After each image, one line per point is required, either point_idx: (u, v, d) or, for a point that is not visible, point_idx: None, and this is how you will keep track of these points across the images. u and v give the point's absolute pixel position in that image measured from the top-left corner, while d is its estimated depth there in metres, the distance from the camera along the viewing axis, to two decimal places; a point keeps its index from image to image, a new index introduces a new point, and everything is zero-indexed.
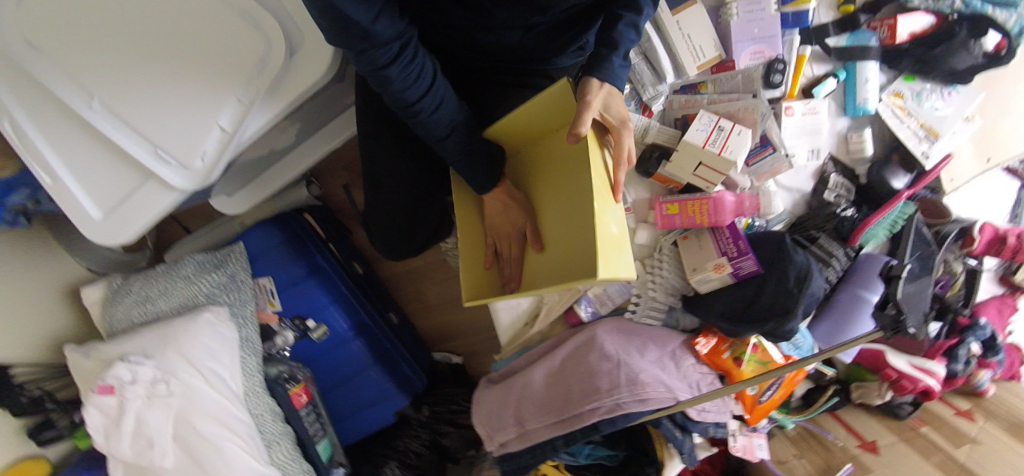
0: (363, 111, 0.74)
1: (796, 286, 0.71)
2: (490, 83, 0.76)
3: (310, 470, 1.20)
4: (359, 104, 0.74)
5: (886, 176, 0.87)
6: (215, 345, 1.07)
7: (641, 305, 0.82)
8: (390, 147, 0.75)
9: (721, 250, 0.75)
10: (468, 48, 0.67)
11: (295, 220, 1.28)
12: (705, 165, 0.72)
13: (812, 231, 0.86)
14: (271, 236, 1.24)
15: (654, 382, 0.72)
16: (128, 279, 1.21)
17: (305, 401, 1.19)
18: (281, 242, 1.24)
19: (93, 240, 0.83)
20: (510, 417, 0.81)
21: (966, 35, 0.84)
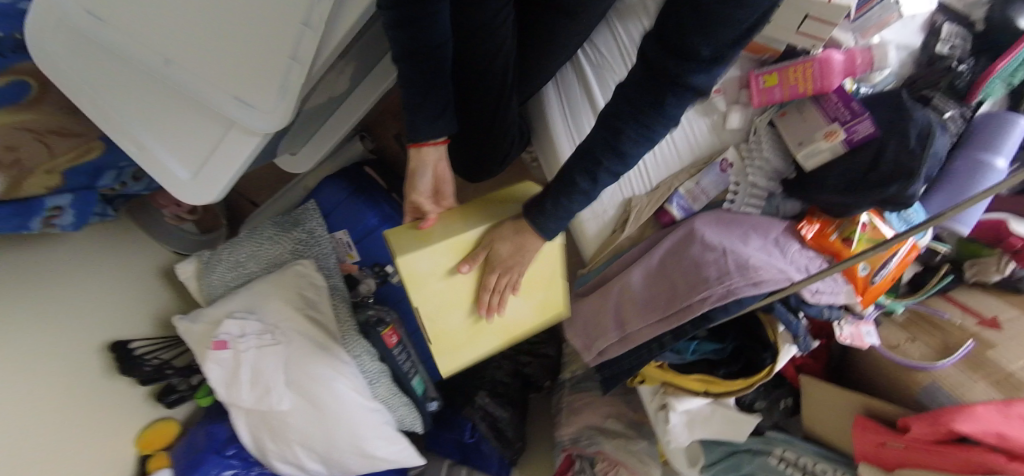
0: None
1: (919, 145, 0.64)
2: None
3: (410, 403, 1.23)
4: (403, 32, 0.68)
5: (1010, 14, 0.76)
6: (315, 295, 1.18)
7: (741, 191, 0.77)
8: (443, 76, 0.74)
9: (830, 117, 0.70)
10: None
11: (360, 176, 1.34)
12: (812, 17, 0.64)
13: (926, 92, 0.77)
14: (340, 190, 1.32)
15: (765, 265, 0.69)
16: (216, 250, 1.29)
17: (396, 341, 1.16)
18: (349, 195, 1.31)
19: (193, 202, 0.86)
20: (611, 322, 0.81)
21: None
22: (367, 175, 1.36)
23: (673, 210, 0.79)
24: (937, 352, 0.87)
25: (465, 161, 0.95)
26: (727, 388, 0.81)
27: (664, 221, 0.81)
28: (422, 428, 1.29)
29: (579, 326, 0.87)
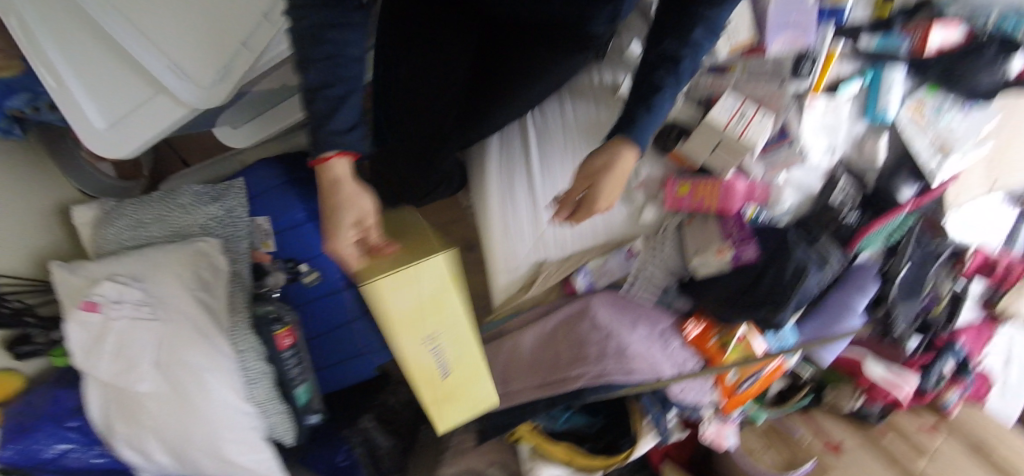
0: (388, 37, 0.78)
1: (793, 279, 0.73)
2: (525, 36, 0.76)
3: (287, 411, 1.18)
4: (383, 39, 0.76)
5: (896, 182, 0.87)
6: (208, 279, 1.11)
7: (638, 281, 0.82)
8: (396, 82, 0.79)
9: (725, 234, 0.75)
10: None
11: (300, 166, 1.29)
12: (724, 145, 0.72)
13: (814, 232, 0.84)
14: (274, 176, 1.24)
15: (640, 356, 0.73)
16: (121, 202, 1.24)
17: (289, 344, 1.12)
18: (283, 183, 1.23)
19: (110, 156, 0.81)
20: (495, 376, 0.83)
21: (995, 53, 0.82)
22: (309, 167, 1.31)
23: (577, 282, 0.84)
24: (783, 464, 0.95)
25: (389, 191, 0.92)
26: (589, 463, 0.82)
27: (566, 290, 0.86)
28: (293, 440, 1.23)
29: None
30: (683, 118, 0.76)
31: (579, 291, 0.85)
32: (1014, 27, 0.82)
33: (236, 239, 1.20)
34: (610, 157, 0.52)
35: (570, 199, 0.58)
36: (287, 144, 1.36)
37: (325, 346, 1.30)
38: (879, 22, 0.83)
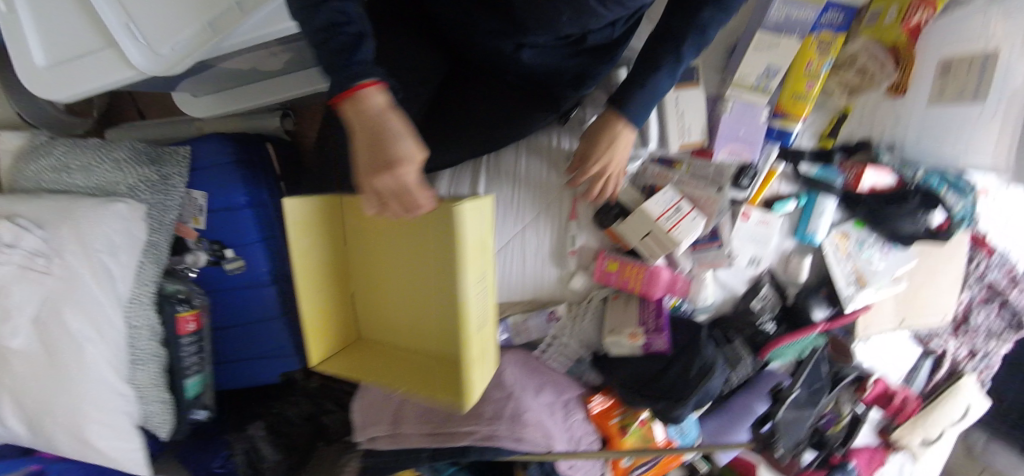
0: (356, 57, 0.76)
1: (696, 378, 0.74)
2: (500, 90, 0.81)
3: (169, 402, 1.11)
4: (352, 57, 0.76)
5: (810, 302, 0.92)
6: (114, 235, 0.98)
7: (553, 346, 0.83)
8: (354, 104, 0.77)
9: (641, 320, 0.77)
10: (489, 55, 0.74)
11: (256, 147, 1.20)
12: (653, 235, 0.74)
13: (731, 332, 0.91)
14: (223, 151, 1.14)
15: (535, 425, 0.71)
16: (53, 139, 1.12)
17: (191, 330, 1.10)
18: (233, 163, 1.14)
19: (38, 94, 0.76)
20: (389, 414, 0.79)
21: (916, 206, 0.86)
22: (267, 153, 1.23)
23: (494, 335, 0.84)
24: None
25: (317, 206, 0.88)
26: None
27: None
28: (167, 436, 1.13)
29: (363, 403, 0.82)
30: (625, 199, 0.79)
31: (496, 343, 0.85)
32: (936, 185, 0.89)
33: (164, 209, 1.09)
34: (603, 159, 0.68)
35: (576, 170, 0.69)
36: (251, 123, 1.29)
37: (229, 339, 1.21)
38: (823, 152, 0.87)
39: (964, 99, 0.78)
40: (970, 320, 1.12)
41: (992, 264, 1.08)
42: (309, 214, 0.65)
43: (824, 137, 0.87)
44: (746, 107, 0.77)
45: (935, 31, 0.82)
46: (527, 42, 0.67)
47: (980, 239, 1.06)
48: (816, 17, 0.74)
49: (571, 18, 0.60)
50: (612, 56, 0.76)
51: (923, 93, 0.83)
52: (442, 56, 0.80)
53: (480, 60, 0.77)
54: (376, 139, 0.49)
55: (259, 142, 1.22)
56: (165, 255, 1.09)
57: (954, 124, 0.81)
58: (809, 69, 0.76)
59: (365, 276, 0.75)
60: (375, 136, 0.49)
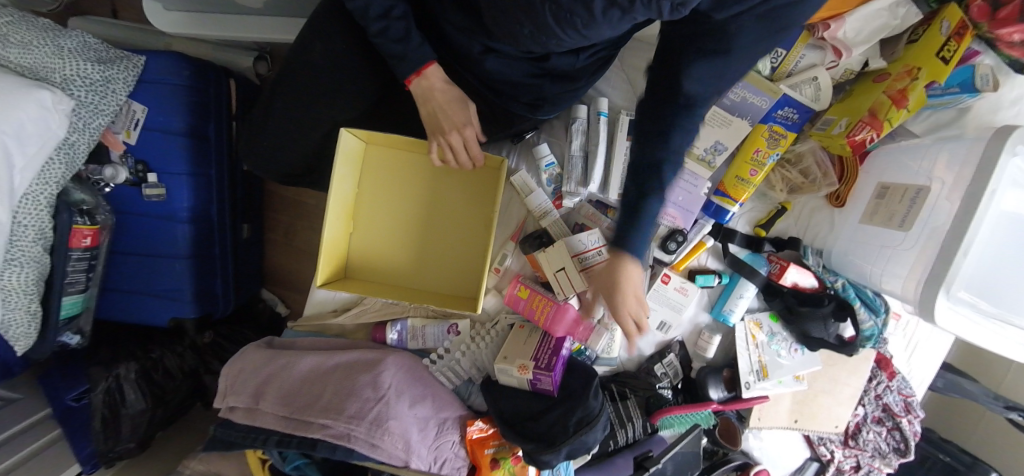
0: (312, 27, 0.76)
1: (573, 427, 0.72)
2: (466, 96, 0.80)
3: (37, 319, 0.94)
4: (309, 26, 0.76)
5: (709, 381, 0.92)
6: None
7: (445, 359, 0.82)
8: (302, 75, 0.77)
9: (535, 355, 0.76)
10: (465, 63, 0.74)
11: (214, 80, 1.07)
12: (568, 272, 0.76)
13: (627, 389, 0.90)
14: (176, 73, 1.01)
15: (397, 434, 0.67)
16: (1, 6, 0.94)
17: (84, 246, 0.96)
18: (183, 86, 1.01)
19: None
20: (252, 386, 0.74)
21: (831, 311, 0.88)
22: (224, 91, 1.10)
23: (389, 331, 0.84)
24: None
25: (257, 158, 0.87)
26: None
27: (375, 334, 0.85)
28: (23, 351, 0.96)
29: (230, 369, 0.77)
30: (552, 232, 0.82)
31: (387, 343, 0.84)
32: (850, 297, 0.90)
33: (93, 113, 0.91)
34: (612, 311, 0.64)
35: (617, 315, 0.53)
36: (220, 56, 1.19)
37: (124, 266, 1.08)
38: (754, 239, 0.90)
39: (891, 224, 0.80)
40: (860, 436, 1.12)
41: (892, 387, 1.09)
42: (347, 147, 0.74)
43: (758, 225, 0.90)
44: (689, 176, 0.81)
45: (878, 158, 0.86)
46: (494, 46, 0.67)
47: (886, 360, 1.08)
48: (770, 108, 0.78)
49: (532, 34, 0.58)
50: (576, 85, 0.76)
51: (858, 209, 0.87)
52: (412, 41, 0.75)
53: (444, 55, 0.75)
54: (441, 108, 0.67)
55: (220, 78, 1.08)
56: (78, 162, 0.92)
57: (878, 248, 0.82)
58: (755, 156, 0.79)
59: (368, 221, 0.81)
60: (443, 112, 0.67)
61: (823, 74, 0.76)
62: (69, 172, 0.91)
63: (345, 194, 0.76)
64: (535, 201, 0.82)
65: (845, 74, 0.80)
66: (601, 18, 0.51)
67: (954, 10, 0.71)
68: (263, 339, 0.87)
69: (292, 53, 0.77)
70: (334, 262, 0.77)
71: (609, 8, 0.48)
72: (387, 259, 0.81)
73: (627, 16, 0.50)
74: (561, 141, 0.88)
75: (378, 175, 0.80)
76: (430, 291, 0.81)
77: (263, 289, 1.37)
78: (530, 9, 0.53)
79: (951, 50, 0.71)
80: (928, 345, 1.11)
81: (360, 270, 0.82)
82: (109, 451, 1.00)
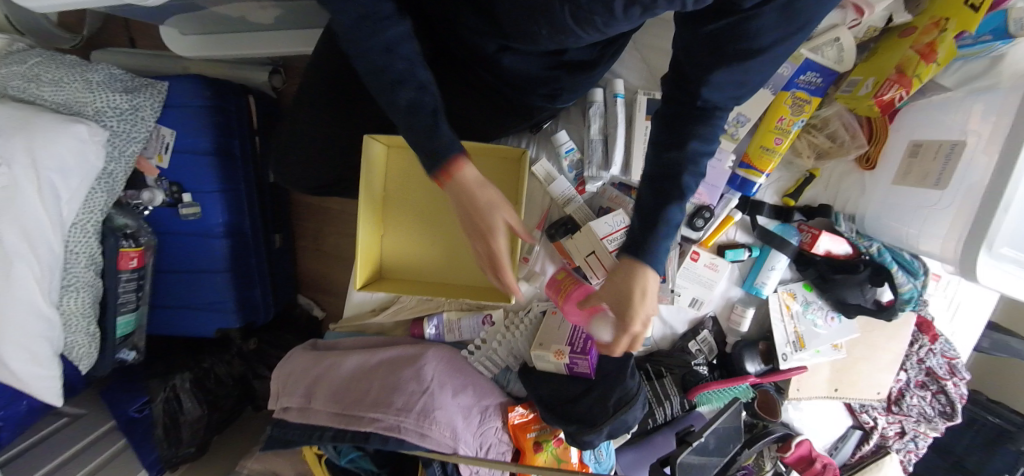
0: (326, 48, 0.79)
1: (613, 407, 0.74)
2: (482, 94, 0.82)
3: (96, 338, 1.00)
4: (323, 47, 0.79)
5: (745, 355, 0.91)
6: (66, 160, 0.83)
7: (482, 350, 0.84)
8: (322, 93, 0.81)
9: (570, 340, 0.77)
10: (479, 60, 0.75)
11: (232, 98, 1.10)
12: (596, 255, 0.76)
13: (662, 368, 0.91)
14: (198, 95, 1.04)
15: (443, 424, 0.70)
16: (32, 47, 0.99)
17: (132, 267, 1.00)
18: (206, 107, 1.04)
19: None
20: (302, 386, 0.78)
21: (867, 277, 0.87)
22: (244, 107, 1.14)
23: (426, 325, 0.86)
24: None
25: (285, 169, 0.90)
26: None
27: (414, 330, 0.87)
28: (87, 369, 1.02)
29: (280, 372, 0.81)
30: (577, 218, 0.83)
31: (426, 337, 0.87)
32: (888, 262, 0.87)
33: (127, 142, 0.96)
34: (626, 280, 0.49)
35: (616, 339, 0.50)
36: (236, 74, 1.19)
37: (168, 285, 1.13)
38: (783, 209, 0.89)
39: (924, 183, 0.78)
40: (903, 401, 1.10)
41: (935, 350, 1.06)
42: (371, 153, 0.77)
43: (786, 195, 0.89)
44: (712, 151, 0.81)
45: (909, 116, 0.84)
46: (509, 45, 0.67)
47: (927, 323, 1.06)
48: (791, 75, 0.77)
49: (550, 34, 0.59)
50: (591, 76, 0.75)
51: (889, 171, 0.85)
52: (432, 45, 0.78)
53: (461, 55, 0.76)
54: (468, 207, 0.49)
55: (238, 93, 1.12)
56: (118, 188, 0.96)
57: (913, 209, 0.80)
58: (779, 125, 0.78)
59: (396, 225, 0.83)
60: (470, 216, 0.49)
61: (846, 34, 0.74)
62: (109, 199, 0.96)
63: (372, 198, 0.79)
64: (558, 189, 0.83)
65: (868, 33, 0.77)
66: (620, 15, 0.51)
67: None
68: (306, 342, 0.90)
69: (319, 65, 0.80)
70: (369, 266, 0.79)
71: (631, 5, 0.48)
72: (418, 259, 0.84)
73: (646, 13, 0.50)
74: (579, 126, 0.89)
75: (404, 181, 0.82)
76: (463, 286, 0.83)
77: (299, 295, 1.41)
78: (550, 13, 0.53)
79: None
80: (970, 306, 1.08)
81: (394, 272, 0.85)
82: (172, 456, 1.07)
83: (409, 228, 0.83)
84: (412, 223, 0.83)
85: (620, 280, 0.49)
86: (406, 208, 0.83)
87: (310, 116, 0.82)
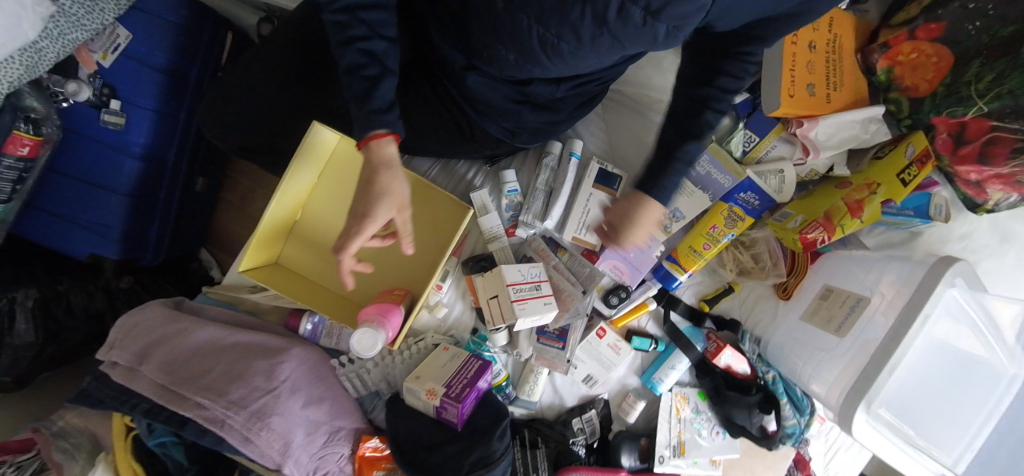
0: (299, 26, 0.77)
1: (467, 467, 0.70)
2: (443, 109, 0.79)
3: None
4: (301, 21, 0.78)
5: (622, 446, 0.88)
6: None
7: (355, 364, 0.78)
8: (277, 62, 0.78)
9: (448, 383, 0.72)
10: (449, 76, 0.73)
11: (212, 29, 1.02)
12: (498, 300, 0.74)
13: (539, 438, 0.86)
14: (174, 9, 0.95)
15: (276, 433, 0.64)
16: None
17: (18, 156, 0.84)
18: (174, 23, 0.95)
19: None
20: (141, 344, 0.70)
21: (757, 401, 0.87)
22: (219, 42, 1.05)
23: (304, 320, 0.80)
24: None
25: (213, 109, 0.82)
26: None
27: (291, 322, 0.81)
28: None
29: (126, 320, 0.72)
30: (496, 258, 0.81)
31: (299, 332, 0.81)
32: (778, 392, 0.89)
33: (72, 26, 0.81)
34: (630, 208, 0.53)
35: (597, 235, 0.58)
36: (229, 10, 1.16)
37: (57, 190, 0.95)
38: (696, 312, 0.90)
39: (827, 326, 0.80)
40: None
41: None
42: (314, 142, 0.70)
43: (703, 300, 0.91)
44: (645, 235, 0.81)
45: (830, 262, 0.86)
46: (475, 64, 0.66)
47: (804, 461, 1.04)
48: (732, 188, 0.80)
49: (517, 61, 0.58)
50: (554, 117, 0.75)
51: (800, 306, 0.87)
52: (409, 55, 0.78)
53: (431, 64, 0.76)
54: (363, 184, 0.53)
55: (219, 28, 1.03)
56: (39, 68, 0.81)
57: (813, 348, 0.82)
58: (710, 231, 0.80)
59: (314, 220, 0.76)
60: (361, 191, 0.53)
61: (789, 168, 0.79)
62: (26, 76, 0.81)
63: (296, 185, 0.71)
64: (487, 225, 0.81)
65: (810, 174, 0.81)
66: (588, 45, 0.51)
67: (920, 137, 0.74)
68: (172, 298, 0.82)
69: (289, 33, 0.77)
70: (265, 248, 0.72)
71: (598, 32, 0.48)
72: (321, 265, 0.76)
73: (615, 46, 0.51)
74: (530, 171, 0.88)
75: (343, 176, 0.75)
76: (355, 303, 0.76)
77: (202, 249, 1.23)
78: (518, 35, 0.53)
79: (910, 174, 0.74)
80: (848, 458, 1.10)
81: (289, 265, 0.76)
82: None
83: (326, 228, 0.76)
84: (332, 223, 0.76)
85: (631, 208, 0.53)
86: (331, 209, 0.76)
87: (258, 78, 0.79)
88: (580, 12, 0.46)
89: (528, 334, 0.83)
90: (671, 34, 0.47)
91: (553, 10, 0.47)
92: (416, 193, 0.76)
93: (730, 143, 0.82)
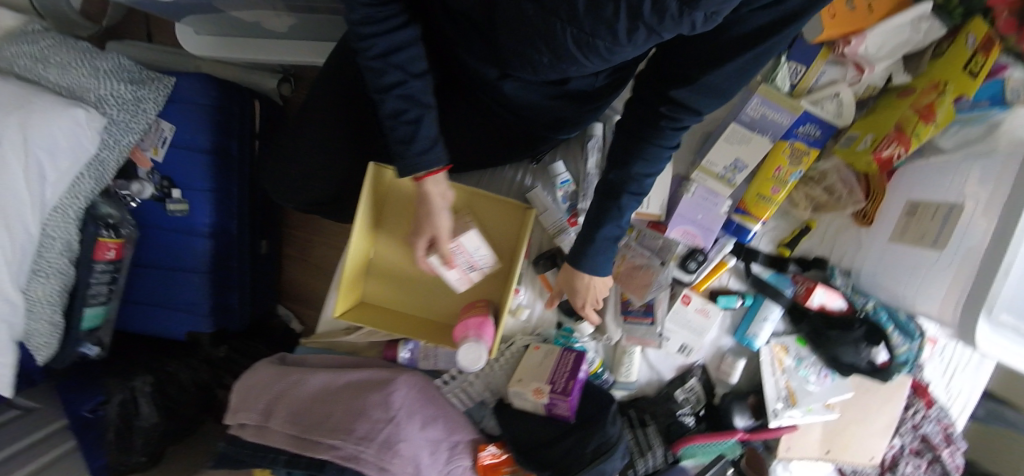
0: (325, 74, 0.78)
1: (590, 455, 0.71)
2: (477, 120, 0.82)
3: (59, 327, 0.89)
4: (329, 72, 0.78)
5: (733, 409, 0.86)
6: (59, 142, 0.75)
7: (457, 380, 0.82)
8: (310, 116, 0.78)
9: (551, 379, 0.73)
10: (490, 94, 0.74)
11: (240, 102, 1.02)
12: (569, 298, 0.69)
13: (646, 415, 0.86)
14: (205, 93, 0.97)
15: (406, 460, 0.67)
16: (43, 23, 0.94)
17: (107, 258, 0.90)
18: (208, 106, 0.97)
19: None
20: (261, 403, 0.73)
21: (862, 335, 0.84)
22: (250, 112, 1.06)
23: (400, 350, 0.83)
24: None
25: (269, 178, 0.86)
26: None
27: (387, 352, 0.85)
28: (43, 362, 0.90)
29: (242, 385, 0.76)
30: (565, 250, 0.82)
31: (398, 361, 0.84)
32: (883, 321, 0.85)
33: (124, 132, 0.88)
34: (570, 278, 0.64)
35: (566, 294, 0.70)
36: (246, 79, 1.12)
37: (145, 283, 1.02)
38: (777, 258, 0.88)
39: (922, 242, 0.76)
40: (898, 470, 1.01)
41: (930, 416, 0.99)
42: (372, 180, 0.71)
43: (782, 245, 0.89)
44: (707, 193, 0.80)
45: (907, 174, 0.83)
46: (509, 73, 0.66)
47: (922, 387, 0.99)
48: (790, 124, 0.79)
49: (551, 61, 0.57)
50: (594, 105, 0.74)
51: (886, 227, 0.84)
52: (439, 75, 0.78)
53: (462, 79, 0.76)
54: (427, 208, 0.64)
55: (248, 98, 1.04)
56: (108, 177, 0.88)
57: (909, 269, 0.78)
58: (777, 174, 0.79)
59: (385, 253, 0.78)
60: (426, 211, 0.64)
61: (845, 90, 0.77)
62: (97, 187, 0.88)
63: (364, 224, 0.73)
64: (548, 222, 0.83)
65: (868, 90, 0.80)
66: (624, 39, 0.49)
67: (979, 24, 0.70)
68: (275, 355, 0.86)
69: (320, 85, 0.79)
70: (351, 290, 0.75)
71: (632, 26, 0.47)
72: (402, 294, 0.79)
73: (652, 38, 0.49)
74: (575, 160, 0.89)
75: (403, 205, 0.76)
76: (444, 323, 0.79)
77: (279, 305, 1.30)
78: (551, 37, 0.51)
79: (976, 64, 0.69)
80: (969, 375, 1.04)
81: (374, 300, 0.79)
82: (122, 462, 0.93)
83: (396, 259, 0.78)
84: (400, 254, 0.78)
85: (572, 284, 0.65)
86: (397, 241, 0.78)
87: (297, 136, 0.80)
88: (614, 6, 0.45)
89: (614, 316, 0.84)
90: (709, 18, 0.45)
91: (587, 8, 0.46)
92: (471, 208, 0.77)
93: (777, 79, 0.79)
